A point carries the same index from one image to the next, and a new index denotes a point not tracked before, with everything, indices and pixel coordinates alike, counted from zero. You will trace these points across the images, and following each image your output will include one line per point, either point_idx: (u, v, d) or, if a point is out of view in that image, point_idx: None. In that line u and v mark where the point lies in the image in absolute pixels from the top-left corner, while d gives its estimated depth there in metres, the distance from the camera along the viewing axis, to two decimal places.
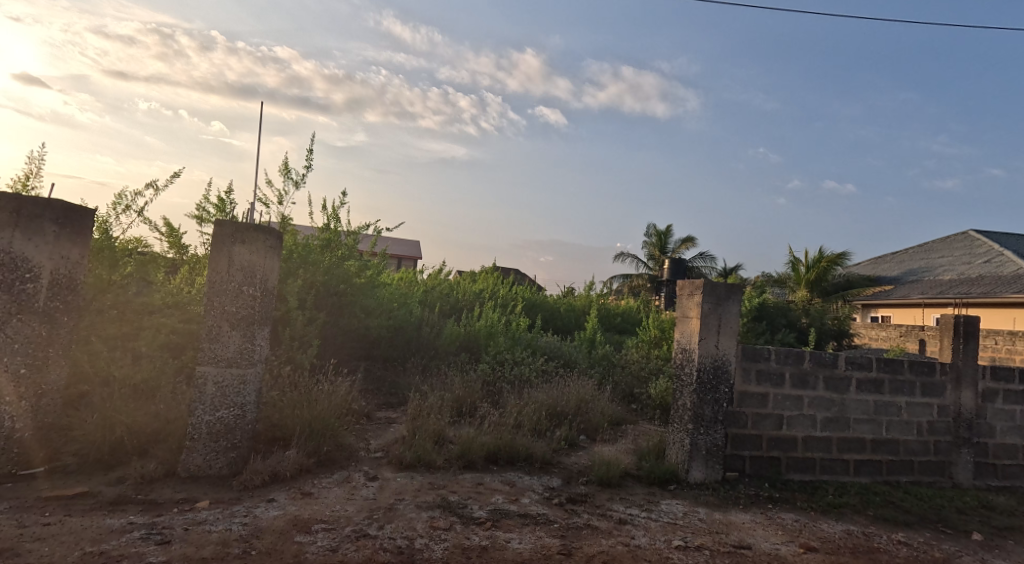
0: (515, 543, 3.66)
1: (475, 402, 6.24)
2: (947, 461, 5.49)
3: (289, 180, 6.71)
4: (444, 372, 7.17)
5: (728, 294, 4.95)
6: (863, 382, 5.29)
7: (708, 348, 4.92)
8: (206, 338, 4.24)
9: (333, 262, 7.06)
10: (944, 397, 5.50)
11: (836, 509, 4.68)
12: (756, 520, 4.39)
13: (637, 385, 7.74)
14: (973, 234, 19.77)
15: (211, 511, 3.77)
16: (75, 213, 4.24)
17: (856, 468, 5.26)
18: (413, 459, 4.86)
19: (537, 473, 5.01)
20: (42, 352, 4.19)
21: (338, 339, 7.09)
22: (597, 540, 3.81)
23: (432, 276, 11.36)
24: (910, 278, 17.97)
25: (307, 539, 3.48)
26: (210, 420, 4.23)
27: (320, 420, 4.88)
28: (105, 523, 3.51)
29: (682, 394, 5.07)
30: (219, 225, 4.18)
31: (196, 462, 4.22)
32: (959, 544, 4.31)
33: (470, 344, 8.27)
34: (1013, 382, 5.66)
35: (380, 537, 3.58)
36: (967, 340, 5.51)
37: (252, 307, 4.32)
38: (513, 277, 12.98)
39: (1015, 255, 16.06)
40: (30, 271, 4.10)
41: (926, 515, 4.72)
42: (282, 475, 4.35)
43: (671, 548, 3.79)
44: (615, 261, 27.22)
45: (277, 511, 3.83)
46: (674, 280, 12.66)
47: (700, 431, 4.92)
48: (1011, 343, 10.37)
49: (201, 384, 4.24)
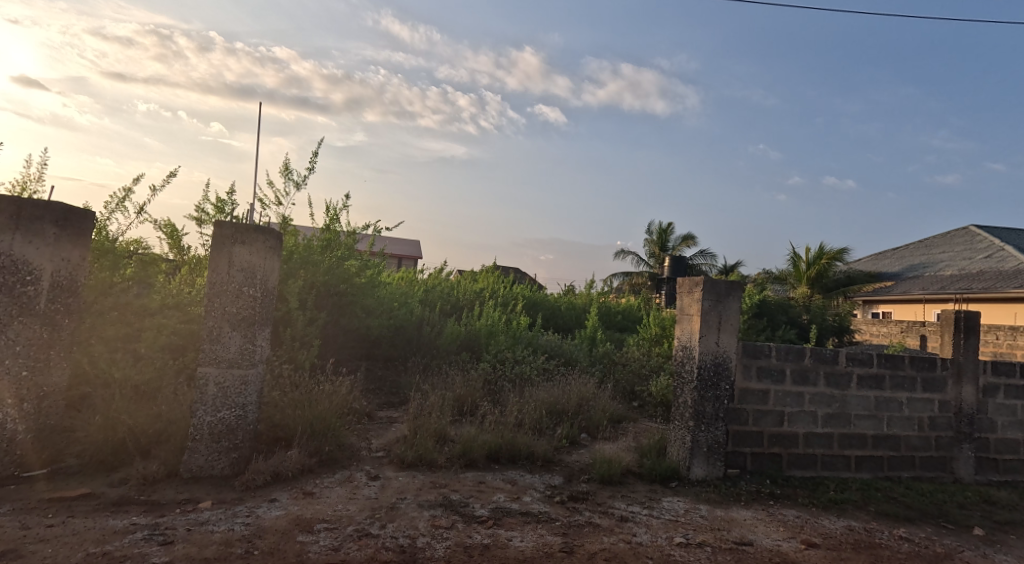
0: (517, 541, 3.67)
1: (476, 401, 6.25)
2: (949, 456, 5.49)
3: (289, 180, 6.69)
4: (445, 371, 7.18)
5: (728, 291, 4.95)
6: (864, 378, 5.29)
7: (708, 345, 4.92)
8: (207, 339, 4.24)
9: (333, 261, 7.06)
10: (945, 392, 5.50)
11: (836, 505, 4.69)
12: (758, 516, 4.39)
13: (638, 383, 7.75)
14: (973, 229, 19.74)
15: (213, 511, 3.77)
16: (75, 215, 4.25)
17: (857, 464, 5.26)
18: (414, 458, 4.87)
19: (539, 472, 5.01)
20: (44, 354, 4.20)
21: (339, 339, 7.10)
22: (599, 537, 3.81)
23: (432, 276, 11.37)
24: (911, 274, 17.95)
25: (309, 538, 3.48)
26: (211, 421, 4.24)
27: (321, 420, 4.88)
28: (108, 524, 3.52)
29: (683, 391, 5.07)
30: (219, 226, 4.18)
31: (198, 463, 4.23)
32: (960, 540, 4.31)
33: (470, 343, 8.27)
34: (1013, 377, 5.67)
35: (383, 537, 3.59)
36: (967, 335, 5.51)
37: (253, 307, 4.33)
38: (512, 276, 12.98)
39: (1015, 250, 16.04)
40: (31, 274, 4.10)
41: (928, 511, 4.72)
42: (284, 475, 4.36)
43: (672, 546, 3.79)
44: (616, 257, 27.11)
45: (279, 511, 3.84)
46: (674, 278, 12.65)
47: (701, 428, 4.92)
48: (1012, 338, 10.38)
49: (202, 384, 4.25)
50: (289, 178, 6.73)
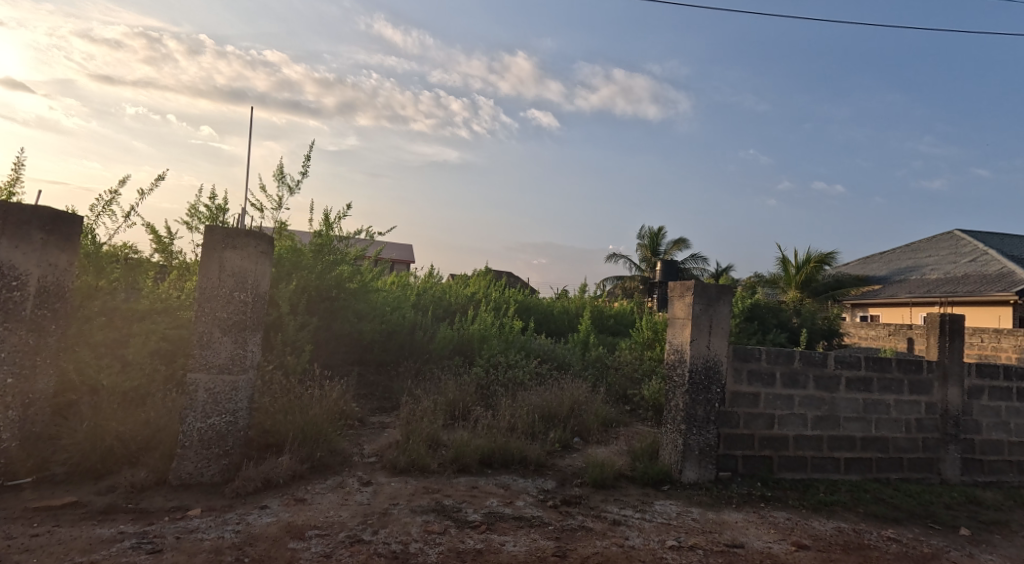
0: (510, 545, 3.68)
1: (468, 405, 6.24)
2: (935, 458, 5.55)
3: (283, 184, 6.66)
4: (437, 376, 7.18)
5: (719, 294, 4.97)
6: (853, 380, 5.35)
7: (699, 349, 4.95)
8: (198, 345, 4.22)
9: (324, 266, 7.05)
10: (932, 394, 5.56)
11: (827, 507, 4.72)
12: (749, 518, 4.42)
13: (631, 386, 7.81)
14: (958, 233, 20.01)
15: (203, 518, 3.76)
16: (63, 221, 4.23)
17: (847, 466, 5.30)
18: (407, 463, 4.87)
19: (532, 476, 5.03)
20: (30, 361, 4.17)
21: (331, 344, 7.08)
22: (592, 541, 3.83)
23: (424, 280, 11.38)
24: (899, 277, 18.10)
25: (300, 545, 3.48)
26: (201, 427, 4.22)
27: (311, 426, 4.88)
28: (96, 533, 3.50)
29: (675, 394, 5.10)
30: (211, 230, 4.18)
31: (188, 470, 4.21)
32: (947, 540, 4.36)
33: (463, 348, 8.27)
34: (998, 378, 5.74)
35: (375, 543, 3.59)
36: (953, 338, 5.57)
37: (243, 311, 4.32)
38: (504, 279, 12.96)
39: (998, 254, 16.27)
40: (18, 279, 4.08)
41: (916, 511, 4.77)
42: (275, 481, 4.35)
43: (664, 549, 3.82)
44: (609, 261, 27.16)
45: (270, 517, 3.83)
46: (666, 282, 12.66)
47: (693, 431, 4.95)
48: (997, 341, 10.50)
49: (192, 390, 4.23)
50: (283, 182, 6.70)
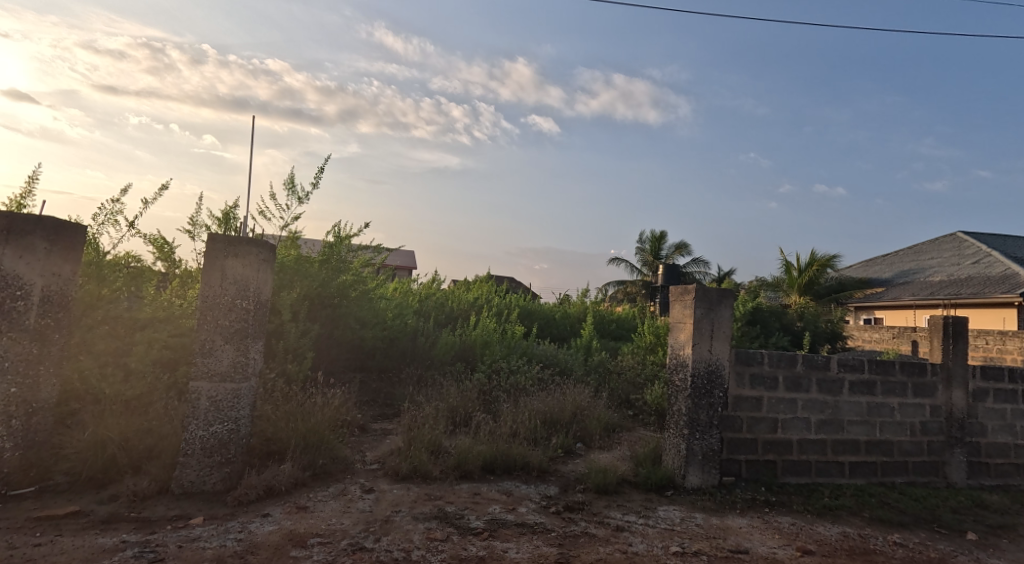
0: (513, 552, 3.66)
1: (470, 411, 6.22)
2: (941, 461, 5.52)
3: (293, 196, 6.70)
4: (439, 382, 7.16)
5: (720, 298, 4.95)
6: (856, 383, 5.32)
7: (700, 353, 4.93)
8: (200, 352, 4.22)
9: (327, 274, 7.07)
10: (936, 397, 5.53)
11: (831, 512, 4.69)
12: (753, 524, 4.40)
13: (633, 391, 7.79)
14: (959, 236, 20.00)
15: (205, 527, 3.75)
16: (66, 230, 4.24)
17: (851, 470, 5.27)
18: (409, 470, 4.84)
19: (534, 482, 5.01)
20: (33, 370, 4.16)
21: (333, 350, 7.09)
22: (595, 547, 3.81)
23: (426, 286, 11.40)
24: (901, 280, 18.06)
25: (302, 553, 3.46)
26: (203, 435, 4.21)
27: (313, 434, 4.87)
28: (97, 542, 3.49)
29: (678, 399, 5.07)
30: (212, 239, 4.18)
31: (189, 478, 4.20)
32: (954, 544, 4.32)
33: (465, 354, 8.26)
34: (1002, 381, 5.71)
35: (377, 550, 3.57)
36: (956, 341, 5.54)
37: (245, 319, 4.31)
38: (506, 285, 12.98)
39: (1002, 255, 16.23)
40: (21, 288, 4.08)
41: (921, 516, 4.74)
42: (277, 490, 4.33)
43: (668, 554, 3.79)
44: (611, 265, 27.18)
45: (272, 526, 3.82)
46: (668, 285, 12.67)
47: (696, 436, 4.92)
48: (1001, 343, 10.45)
49: (194, 399, 4.23)
50: (294, 193, 6.73)
